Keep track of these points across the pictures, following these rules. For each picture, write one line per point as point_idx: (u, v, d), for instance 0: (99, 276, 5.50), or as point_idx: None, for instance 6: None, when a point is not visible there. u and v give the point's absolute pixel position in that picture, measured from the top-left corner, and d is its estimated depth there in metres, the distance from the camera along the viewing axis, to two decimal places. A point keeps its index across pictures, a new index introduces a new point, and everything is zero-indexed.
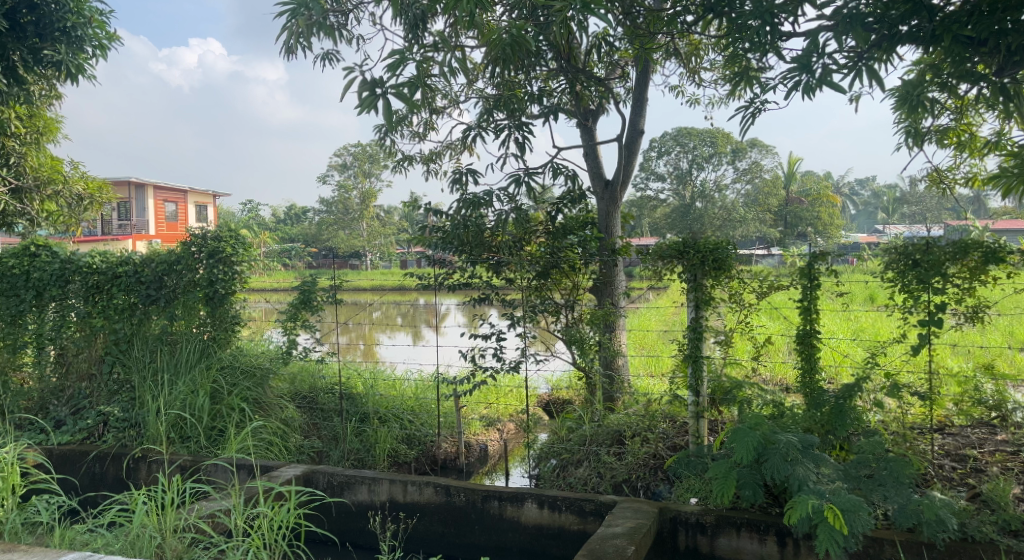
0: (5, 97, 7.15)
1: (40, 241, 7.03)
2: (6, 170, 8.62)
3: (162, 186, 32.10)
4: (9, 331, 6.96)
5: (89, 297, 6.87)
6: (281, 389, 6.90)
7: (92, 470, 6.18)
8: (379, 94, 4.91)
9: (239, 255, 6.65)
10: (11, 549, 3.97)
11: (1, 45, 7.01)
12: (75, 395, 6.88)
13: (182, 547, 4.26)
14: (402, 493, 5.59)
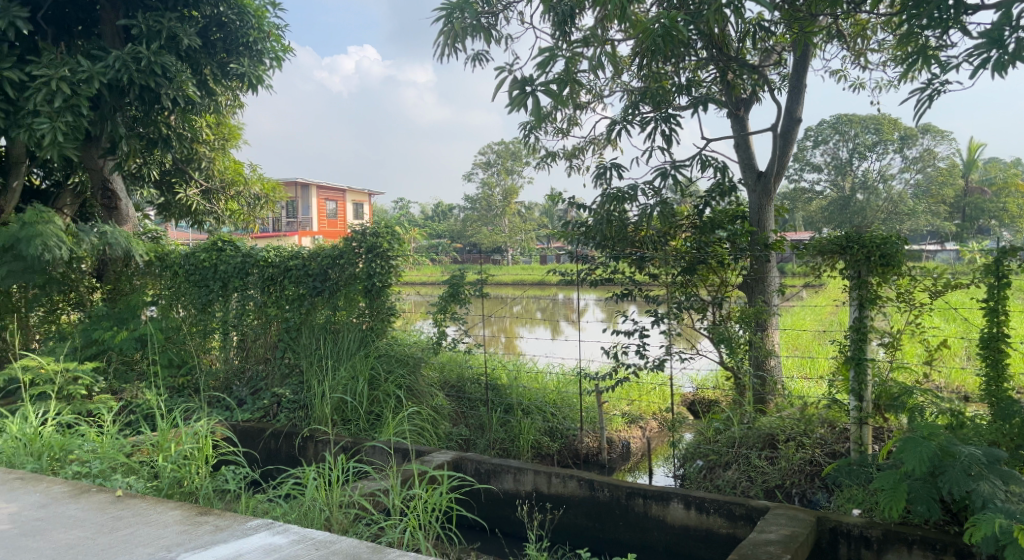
0: (200, 107, 8.32)
1: (226, 237, 7.78)
2: (198, 174, 9.73)
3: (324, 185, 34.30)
4: (201, 318, 7.78)
5: (265, 288, 7.45)
6: (431, 377, 7.11)
7: (268, 446, 6.67)
8: (529, 92, 4.97)
9: (395, 250, 7.01)
10: (206, 511, 4.38)
11: (197, 61, 8.22)
12: (254, 377, 7.48)
13: (348, 522, 4.52)
14: (547, 485, 5.65)
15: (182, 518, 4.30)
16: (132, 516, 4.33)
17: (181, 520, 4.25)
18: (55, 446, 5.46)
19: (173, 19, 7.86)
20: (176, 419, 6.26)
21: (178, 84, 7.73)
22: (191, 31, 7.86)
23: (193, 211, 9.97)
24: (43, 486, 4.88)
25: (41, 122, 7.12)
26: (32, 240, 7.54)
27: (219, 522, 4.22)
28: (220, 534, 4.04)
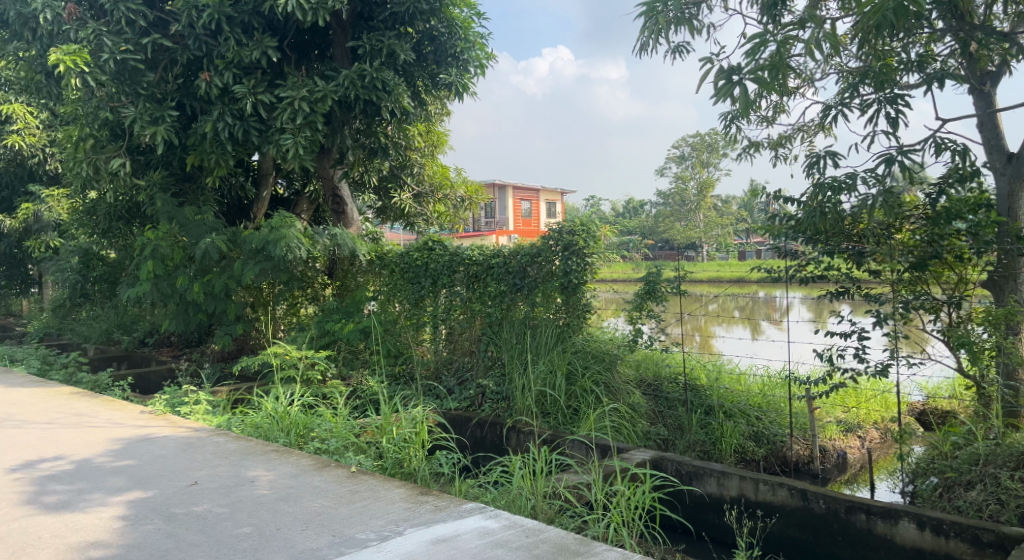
0: (414, 117, 9.39)
1: (435, 237, 8.31)
2: (411, 179, 11.05)
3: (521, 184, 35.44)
4: (415, 311, 8.35)
5: (470, 285, 7.88)
6: (628, 374, 7.06)
7: (475, 435, 7.00)
8: (736, 81, 4.83)
9: (591, 247, 6.99)
10: (426, 492, 4.72)
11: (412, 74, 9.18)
12: (460, 367, 7.89)
13: (553, 512, 4.61)
14: (753, 491, 5.44)
15: (406, 495, 4.67)
16: (364, 491, 4.79)
17: (406, 498, 4.60)
18: (300, 423, 6.38)
19: (392, 37, 8.81)
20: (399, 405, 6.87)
21: (395, 96, 8.73)
22: (406, 47, 8.83)
23: (406, 214, 11.28)
24: (292, 459, 5.58)
25: (287, 138, 8.45)
26: (278, 242, 8.65)
27: (438, 502, 4.52)
28: (439, 513, 4.31)
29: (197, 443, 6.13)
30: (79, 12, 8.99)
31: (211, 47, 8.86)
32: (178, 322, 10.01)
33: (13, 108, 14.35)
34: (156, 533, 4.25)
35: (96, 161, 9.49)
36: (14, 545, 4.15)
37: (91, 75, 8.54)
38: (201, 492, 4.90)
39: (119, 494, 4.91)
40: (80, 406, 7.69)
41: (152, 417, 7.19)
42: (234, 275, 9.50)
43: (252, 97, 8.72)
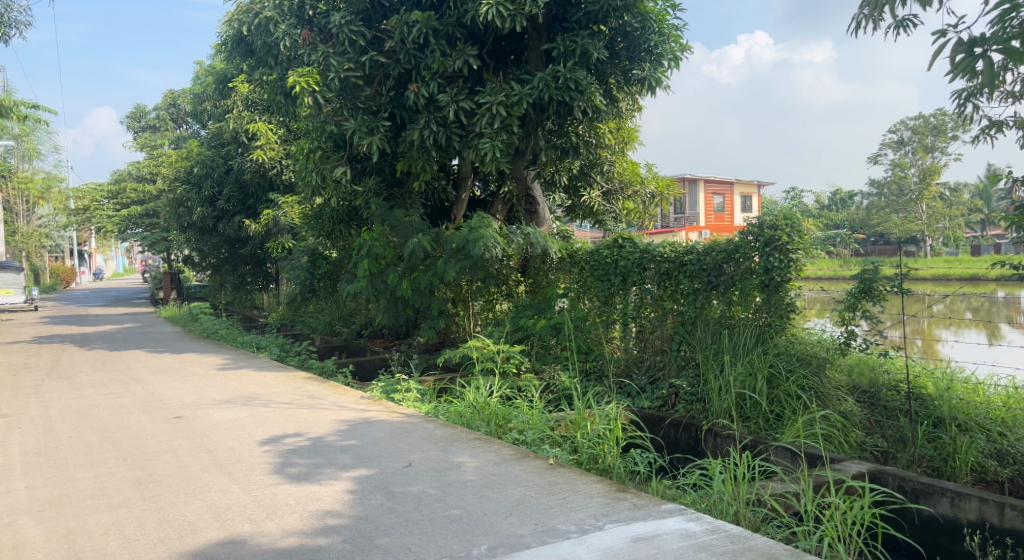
0: (605, 113, 9.51)
1: (626, 235, 8.35)
2: (602, 178, 11.24)
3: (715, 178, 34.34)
4: (604, 309, 8.41)
5: (662, 282, 7.82)
6: (838, 380, 6.65)
7: (669, 435, 6.96)
8: (979, 54, 4.12)
9: (795, 243, 6.65)
10: (624, 489, 4.80)
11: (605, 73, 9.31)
12: (652, 366, 7.84)
13: (757, 520, 4.46)
14: (998, 517, 4.94)
15: (604, 491, 4.76)
16: (563, 484, 4.96)
17: (604, 493, 4.71)
18: (499, 414, 6.71)
19: (586, 36, 8.94)
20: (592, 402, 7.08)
21: (588, 96, 8.88)
22: (600, 45, 8.92)
23: (595, 213, 11.42)
24: (494, 447, 5.90)
25: (485, 142, 8.87)
26: (477, 241, 9.07)
27: (637, 500, 4.57)
28: (638, 512, 4.37)
29: (411, 428, 6.64)
30: (312, 37, 10.03)
31: (419, 61, 9.52)
32: (389, 315, 10.97)
33: (256, 126, 16.25)
34: (380, 507, 4.70)
35: (323, 170, 10.55)
36: (270, 507, 4.77)
37: (321, 93, 9.54)
38: (416, 473, 5.33)
39: (348, 470, 5.46)
40: (311, 390, 8.59)
41: (371, 402, 7.86)
42: (437, 273, 10.13)
43: (455, 104, 9.23)
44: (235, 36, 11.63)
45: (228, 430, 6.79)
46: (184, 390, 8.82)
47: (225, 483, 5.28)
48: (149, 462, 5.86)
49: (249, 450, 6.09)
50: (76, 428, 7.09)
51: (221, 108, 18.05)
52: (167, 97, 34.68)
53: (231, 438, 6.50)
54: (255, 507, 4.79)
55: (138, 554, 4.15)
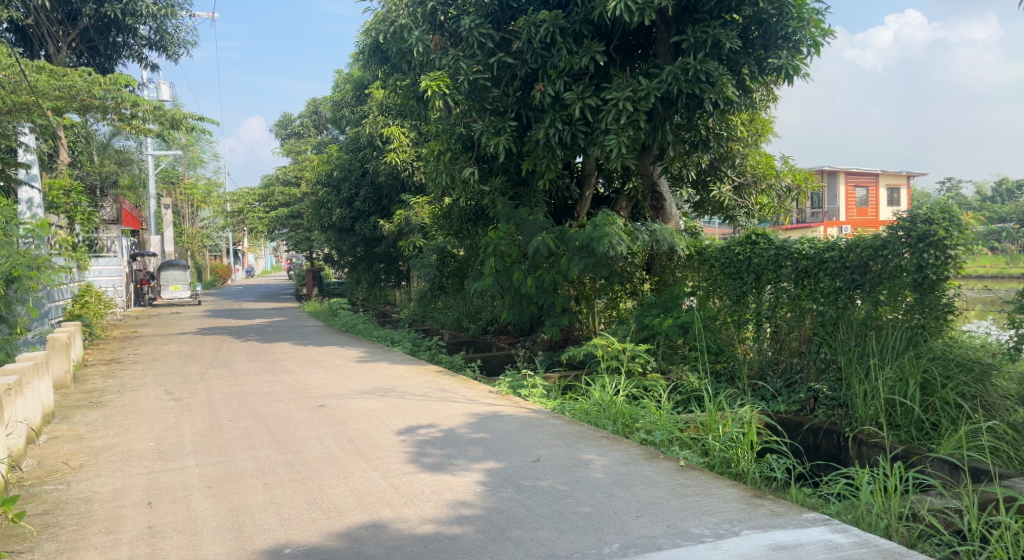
0: (739, 105, 9.19)
1: (759, 231, 7.97)
2: (733, 170, 10.76)
3: (858, 170, 32.34)
4: (736, 308, 8.08)
5: (800, 280, 7.39)
6: (1008, 389, 5.97)
7: (807, 441, 6.61)
8: None
9: (954, 239, 6.09)
10: (762, 494, 4.58)
11: (737, 63, 8.93)
12: (788, 369, 7.48)
13: (912, 536, 4.12)
14: None
15: (741, 496, 4.56)
16: (696, 486, 4.79)
17: (740, 498, 4.51)
18: (626, 413, 6.56)
19: (718, 26, 8.63)
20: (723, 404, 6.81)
21: (719, 87, 8.55)
22: (733, 35, 8.57)
23: (725, 207, 11.17)
24: (623, 446, 5.79)
25: (610, 139, 8.79)
26: (601, 239, 8.95)
27: (776, 507, 4.35)
28: (777, 519, 4.15)
29: (538, 423, 6.63)
30: (443, 42, 10.26)
31: (546, 60, 9.49)
32: (514, 312, 11.10)
33: (390, 129, 16.80)
34: (511, 500, 4.72)
35: (452, 170, 10.76)
36: (406, 495, 4.90)
37: (451, 96, 9.75)
38: (545, 468, 5.31)
39: (479, 462, 5.52)
40: (441, 383, 8.77)
41: (499, 397, 7.93)
42: (561, 270, 10.09)
43: (580, 101, 9.11)
44: (372, 44, 12.08)
45: (366, 418, 7.04)
46: (325, 381, 9.25)
47: (364, 469, 5.47)
48: (296, 447, 6.17)
49: (386, 439, 6.29)
50: (233, 413, 7.59)
51: (358, 113, 18.86)
52: (310, 104, 36.56)
53: (369, 426, 6.74)
54: (393, 493, 4.93)
55: (289, 531, 4.37)
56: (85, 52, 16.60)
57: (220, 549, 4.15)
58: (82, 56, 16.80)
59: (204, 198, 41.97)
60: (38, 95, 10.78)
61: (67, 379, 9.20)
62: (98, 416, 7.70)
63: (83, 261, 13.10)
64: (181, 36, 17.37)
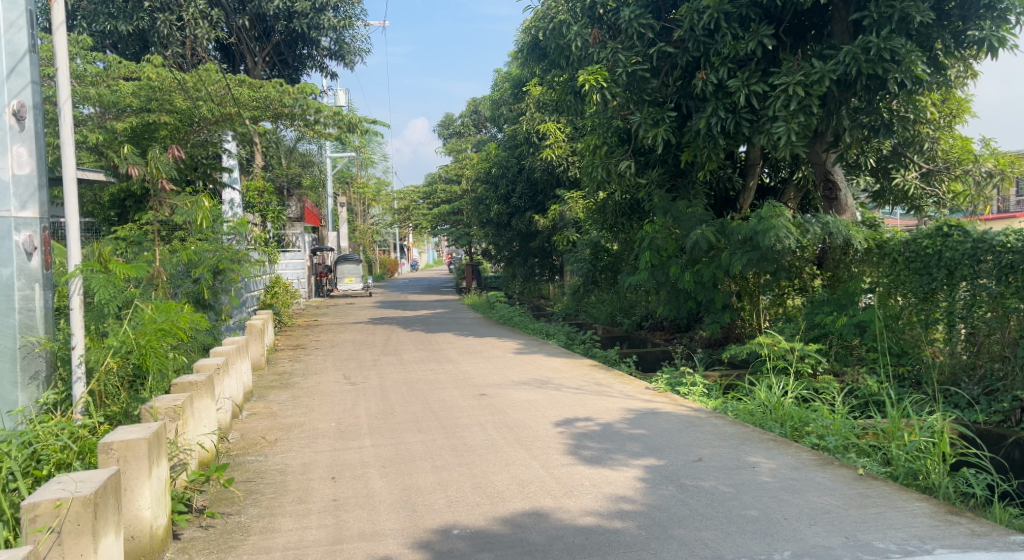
0: (930, 84, 8.54)
1: (953, 222, 7.27)
2: (921, 157, 10.08)
3: None
4: (923, 307, 7.49)
5: (1003, 278, 6.56)
6: None
7: (1011, 456, 6.00)
8: None
9: None
10: (958, 511, 4.22)
11: (930, 37, 8.28)
12: (987, 375, 6.78)
13: None
14: None
15: (931, 512, 4.22)
16: (878, 497, 4.49)
17: (931, 514, 4.18)
18: (795, 416, 6.27)
19: None
20: (907, 409, 6.36)
21: (906, 66, 7.89)
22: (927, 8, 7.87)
23: (910, 197, 10.42)
24: (792, 451, 5.53)
25: (779, 126, 8.43)
26: (767, 232, 8.56)
27: (975, 527, 3.99)
28: (978, 540, 3.82)
29: (699, 422, 6.48)
30: (602, 35, 10.23)
31: (708, 47, 9.25)
32: (670, 307, 10.89)
33: (546, 125, 16.95)
34: (672, 498, 4.64)
35: (608, 164, 10.71)
36: (568, 485, 4.96)
37: (609, 89, 9.72)
38: (708, 469, 5.18)
39: (639, 458, 5.47)
40: (597, 377, 8.79)
41: (656, 394, 7.82)
42: (722, 265, 9.77)
43: (745, 89, 8.77)
44: (530, 42, 12.27)
45: (525, 409, 7.19)
46: (485, 371, 9.53)
47: (526, 458, 5.58)
48: (460, 433, 6.42)
49: (545, 430, 6.39)
50: (403, 398, 8.00)
51: (515, 111, 19.20)
52: (471, 104, 37.62)
53: (528, 417, 6.88)
54: (554, 483, 5.00)
55: (457, 513, 4.54)
56: (277, 65, 18.11)
57: (395, 525, 4.40)
58: (273, 68, 18.30)
59: (375, 196, 44.32)
60: (238, 106, 12.08)
61: (262, 361, 10.08)
62: (288, 396, 8.39)
63: (273, 256, 14.32)
64: (357, 45, 18.43)
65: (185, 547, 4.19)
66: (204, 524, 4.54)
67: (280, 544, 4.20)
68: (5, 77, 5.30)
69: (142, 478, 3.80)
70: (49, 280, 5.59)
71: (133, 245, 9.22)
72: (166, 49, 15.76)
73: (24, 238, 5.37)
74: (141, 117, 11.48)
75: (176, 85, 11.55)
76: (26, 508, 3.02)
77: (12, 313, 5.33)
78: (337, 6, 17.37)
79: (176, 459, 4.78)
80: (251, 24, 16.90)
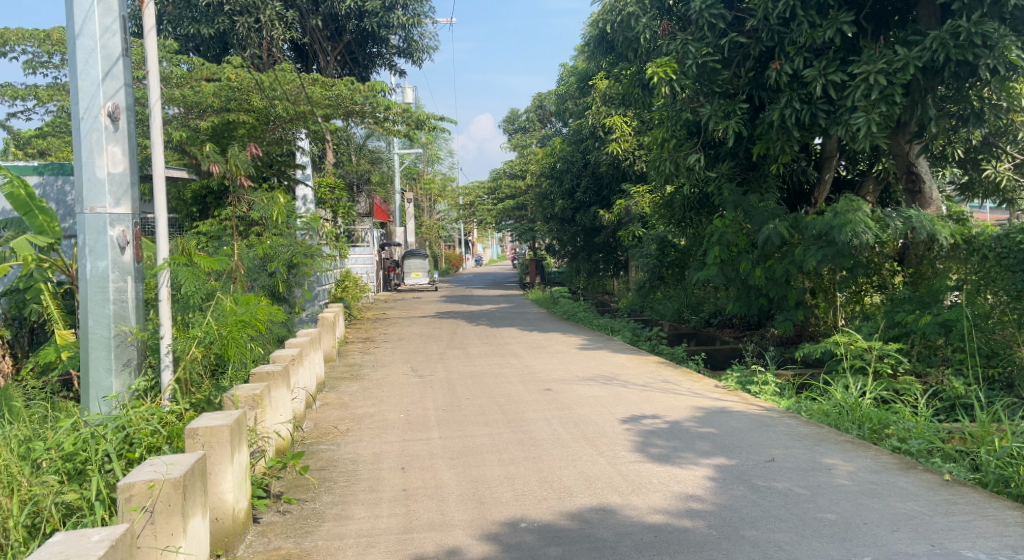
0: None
1: None
2: (1014, 148, 9.54)
3: None
4: (1015, 305, 7.27)
5: None
6: None
7: None
8: None
9: None
10: None
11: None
12: None
13: None
14: None
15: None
16: (966, 505, 4.31)
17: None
18: (874, 418, 6.06)
19: None
20: (997, 412, 6.07)
21: (999, 51, 7.51)
22: None
23: (1001, 188, 10.00)
24: (871, 453, 5.35)
25: (859, 116, 8.14)
26: (844, 227, 8.29)
27: None
28: None
29: (771, 422, 6.33)
30: (671, 27, 10.02)
31: (783, 36, 9.00)
32: (740, 304, 10.64)
33: (612, 119, 16.77)
34: (744, 499, 4.56)
35: (676, 158, 10.58)
36: (637, 482, 4.93)
37: (678, 82, 9.57)
38: (781, 469, 5.06)
39: (708, 457, 5.39)
40: (664, 374, 8.68)
41: (726, 392, 7.67)
42: (795, 261, 9.47)
43: (823, 78, 8.53)
44: (597, 36, 12.20)
45: (591, 405, 7.16)
46: (551, 366, 9.54)
47: (593, 454, 5.56)
48: (527, 427, 6.44)
49: (612, 426, 6.36)
50: (469, 391, 8.08)
51: (581, 105, 19.09)
52: (536, 98, 37.55)
53: (595, 413, 6.85)
54: (621, 480, 4.97)
55: (524, 507, 4.56)
56: (348, 63, 18.49)
57: (463, 517, 4.45)
58: (345, 67, 18.68)
59: (441, 191, 44.77)
60: (312, 104, 12.39)
61: (333, 353, 10.33)
62: (359, 387, 8.58)
63: (344, 250, 14.63)
64: (426, 43, 18.63)
65: (264, 530, 4.34)
66: (282, 509, 4.69)
67: (353, 531, 4.30)
68: (101, 80, 5.54)
69: (225, 463, 3.95)
70: (139, 273, 5.84)
71: (214, 240, 9.56)
72: (244, 50, 16.26)
73: (118, 233, 5.63)
74: (221, 117, 11.90)
75: (254, 84, 11.89)
76: (122, 488, 3.15)
77: (107, 303, 5.58)
78: (406, 5, 17.57)
79: (255, 446, 4.93)
80: (324, 24, 17.29)
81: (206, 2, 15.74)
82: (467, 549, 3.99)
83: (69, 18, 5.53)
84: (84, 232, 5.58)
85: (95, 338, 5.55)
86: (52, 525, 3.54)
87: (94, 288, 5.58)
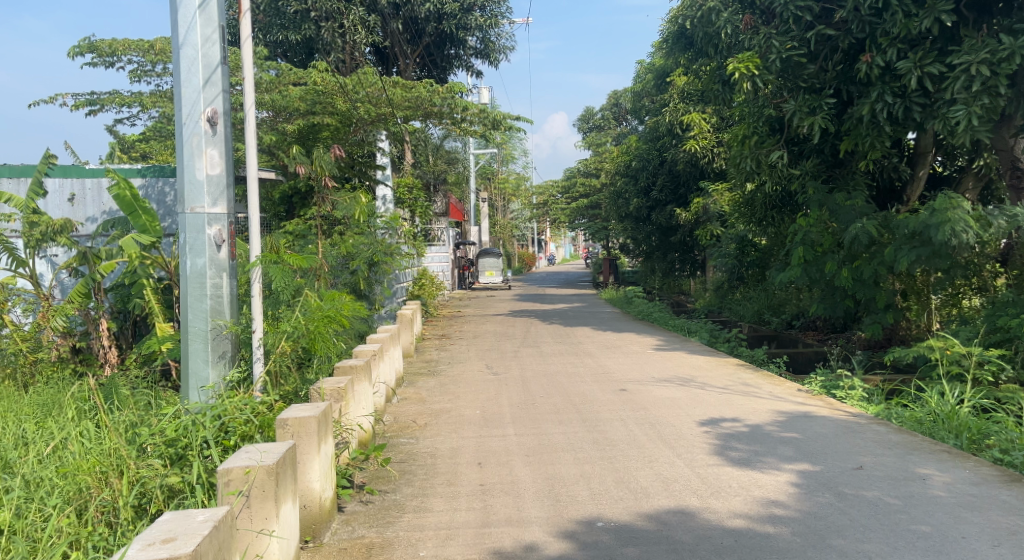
0: None
1: None
2: None
3: None
4: None
5: None
6: None
7: None
8: None
9: None
10: None
11: None
12: None
13: None
14: None
15: None
16: None
17: None
18: (973, 428, 5.77)
19: None
20: None
21: None
22: None
23: None
24: (970, 465, 5.10)
25: (958, 109, 7.80)
26: (942, 225, 7.91)
27: None
28: None
29: (858, 429, 6.11)
30: (753, 21, 9.75)
31: (875, 27, 8.63)
32: (825, 306, 10.27)
33: (690, 117, 16.50)
34: (830, 506, 4.42)
35: (758, 155, 10.39)
36: (715, 485, 4.84)
37: (761, 77, 9.35)
38: (870, 478, 4.88)
39: (792, 463, 5.24)
40: (744, 377, 8.49)
41: (810, 397, 7.44)
42: (885, 261, 9.10)
43: (918, 70, 8.17)
44: (676, 31, 11.98)
45: (668, 406, 7.06)
46: (627, 366, 9.45)
47: (670, 456, 5.49)
48: (603, 427, 6.41)
49: (690, 429, 6.25)
50: (543, 390, 8.09)
51: (656, 103, 18.80)
52: (612, 96, 37.50)
53: (672, 415, 6.76)
54: (701, 483, 4.90)
55: (601, 506, 4.54)
56: (428, 66, 18.82)
57: (540, 513, 4.46)
58: (424, 69, 19.01)
59: (515, 190, 44.94)
60: (392, 106, 12.63)
61: (411, 349, 10.51)
62: (436, 383, 8.70)
63: (421, 249, 14.86)
64: (503, 43, 18.72)
65: (349, 519, 4.46)
66: (364, 499, 4.81)
67: (432, 523, 4.38)
68: (202, 86, 5.79)
69: (313, 453, 4.07)
70: (234, 270, 6.08)
71: (299, 239, 9.87)
72: (329, 55, 16.72)
73: (215, 231, 5.87)
74: (307, 120, 12.31)
75: (337, 88, 12.21)
76: (221, 472, 3.31)
77: (205, 298, 5.84)
78: (484, 6, 17.72)
79: (339, 438, 5.06)
80: (405, 28, 17.61)
81: (294, 10, 16.24)
82: (545, 546, 4.00)
83: (174, 29, 5.81)
84: (186, 231, 5.86)
85: (194, 332, 5.84)
86: (156, 506, 3.73)
87: (192, 283, 5.85)
